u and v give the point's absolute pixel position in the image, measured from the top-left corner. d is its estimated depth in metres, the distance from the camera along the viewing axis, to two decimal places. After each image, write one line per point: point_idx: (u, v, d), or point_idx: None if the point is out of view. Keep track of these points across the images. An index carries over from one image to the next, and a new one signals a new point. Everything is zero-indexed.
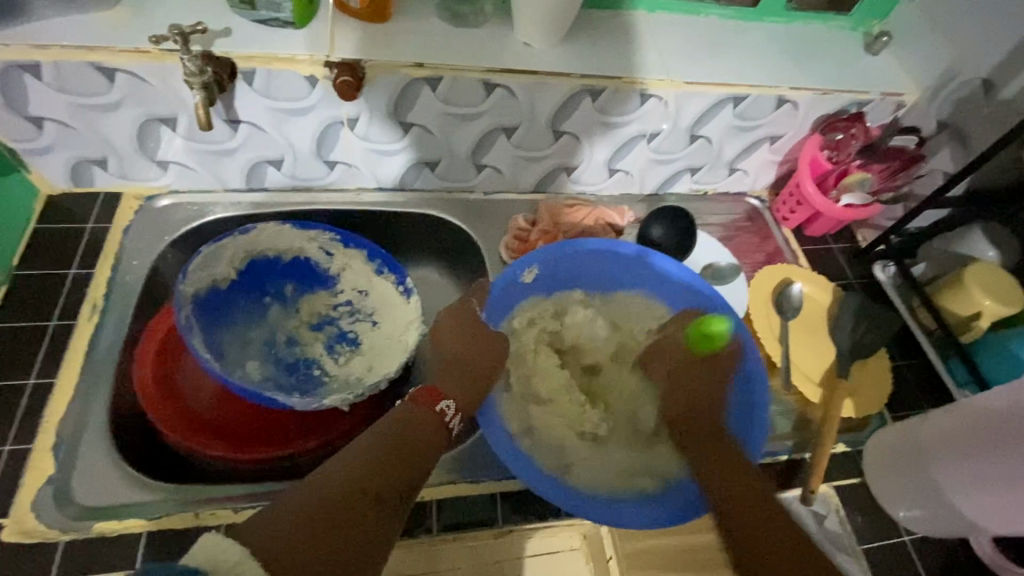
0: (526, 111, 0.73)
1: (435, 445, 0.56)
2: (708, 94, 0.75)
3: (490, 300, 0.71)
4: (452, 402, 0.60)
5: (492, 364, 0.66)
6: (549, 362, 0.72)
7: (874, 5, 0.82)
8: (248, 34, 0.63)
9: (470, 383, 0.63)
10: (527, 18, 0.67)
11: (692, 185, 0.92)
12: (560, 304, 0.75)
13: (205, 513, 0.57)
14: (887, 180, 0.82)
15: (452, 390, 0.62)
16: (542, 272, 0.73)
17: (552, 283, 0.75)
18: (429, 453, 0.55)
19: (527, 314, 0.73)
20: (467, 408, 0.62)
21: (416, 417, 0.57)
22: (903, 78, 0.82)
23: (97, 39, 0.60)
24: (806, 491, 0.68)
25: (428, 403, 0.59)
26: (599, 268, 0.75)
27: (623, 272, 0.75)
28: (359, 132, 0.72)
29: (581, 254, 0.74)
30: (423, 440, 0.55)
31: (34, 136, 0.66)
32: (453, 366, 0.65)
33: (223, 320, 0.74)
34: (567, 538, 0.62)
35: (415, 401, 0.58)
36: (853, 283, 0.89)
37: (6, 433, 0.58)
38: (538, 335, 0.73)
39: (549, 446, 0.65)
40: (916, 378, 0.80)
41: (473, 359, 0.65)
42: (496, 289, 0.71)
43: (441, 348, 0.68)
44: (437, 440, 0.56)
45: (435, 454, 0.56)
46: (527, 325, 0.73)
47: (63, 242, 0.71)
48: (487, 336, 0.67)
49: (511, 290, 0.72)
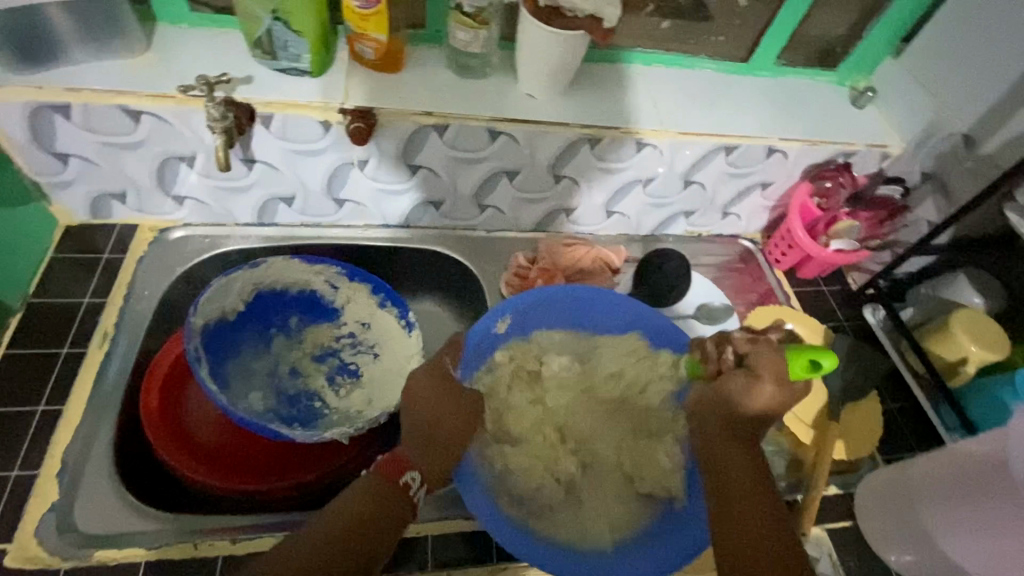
0: (527, 156, 0.76)
1: (402, 517, 0.54)
2: (702, 143, 0.79)
3: (464, 352, 0.70)
4: (417, 474, 0.57)
5: (464, 427, 0.63)
6: (529, 403, 0.70)
7: (859, 62, 0.87)
8: (268, 82, 0.67)
9: (438, 449, 0.60)
10: (531, 73, 0.71)
11: (687, 227, 0.95)
12: (541, 347, 0.74)
13: (203, 545, 0.57)
14: (874, 228, 0.87)
15: (417, 457, 0.59)
16: (513, 321, 0.74)
17: (530, 327, 0.75)
18: (393, 530, 0.53)
19: (503, 358, 0.72)
20: (434, 476, 0.60)
21: (379, 492, 0.54)
22: (888, 130, 0.86)
23: (126, 84, 0.64)
24: (797, 533, 0.69)
25: (394, 476, 0.56)
26: (570, 311, 0.76)
27: (593, 317, 0.76)
28: (368, 173, 0.75)
29: (550, 299, 0.75)
30: (388, 510, 0.53)
31: (58, 171, 0.70)
32: (421, 429, 0.61)
33: (229, 351, 0.76)
34: None
35: (380, 471, 0.56)
36: (845, 325, 0.91)
37: (13, 459, 0.60)
38: (516, 378, 0.71)
39: (519, 495, 0.64)
40: (908, 421, 0.81)
41: (442, 424, 0.62)
42: (469, 340, 0.71)
43: (412, 411, 0.62)
44: (400, 515, 0.54)
45: (400, 529, 0.53)
46: (507, 369, 0.71)
47: (78, 271, 0.74)
48: (458, 396, 0.64)
49: (484, 342, 0.72)
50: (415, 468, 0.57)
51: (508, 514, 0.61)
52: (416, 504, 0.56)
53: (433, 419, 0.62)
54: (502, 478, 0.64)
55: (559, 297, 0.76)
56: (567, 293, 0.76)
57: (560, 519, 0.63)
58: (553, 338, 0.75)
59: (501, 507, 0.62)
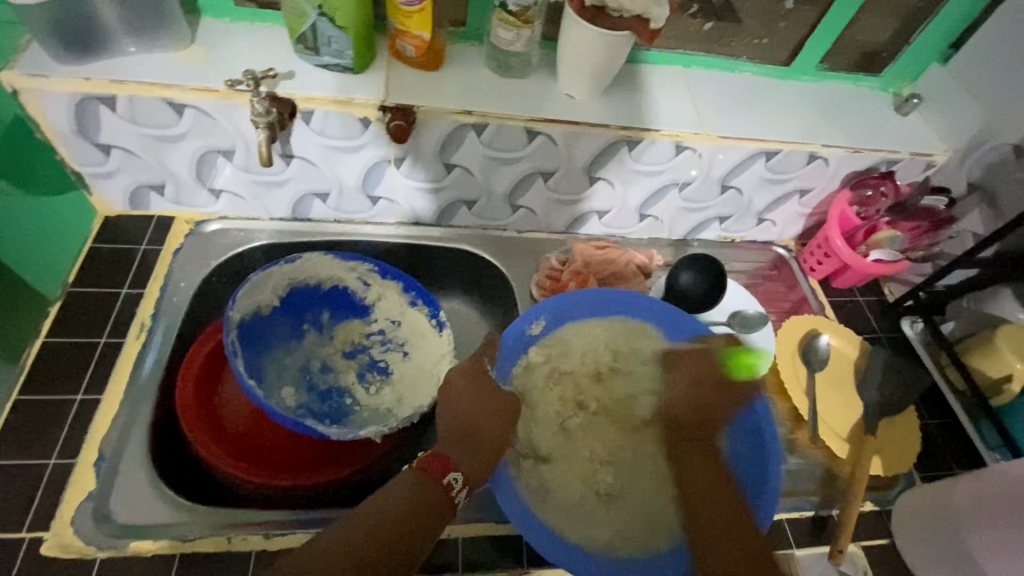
0: (564, 157, 0.75)
1: (442, 518, 0.54)
2: (741, 148, 0.77)
3: (498, 356, 0.70)
4: (460, 474, 0.57)
5: (502, 429, 0.63)
6: (557, 411, 0.70)
7: (904, 68, 0.85)
8: (309, 77, 0.67)
9: (480, 450, 0.60)
10: (572, 72, 0.70)
11: (720, 232, 0.93)
12: (572, 351, 0.74)
13: (236, 538, 0.57)
14: (917, 238, 0.84)
15: (459, 458, 0.59)
16: (549, 323, 0.74)
17: (562, 330, 0.74)
18: (436, 522, 0.53)
19: (536, 360, 0.72)
20: (476, 477, 0.59)
21: (423, 489, 0.54)
22: (932, 139, 0.84)
23: (170, 76, 0.64)
24: (833, 550, 0.67)
25: (436, 475, 0.56)
26: (603, 316, 0.76)
27: (630, 318, 0.75)
28: (403, 171, 0.75)
29: (583, 302, 0.75)
30: (432, 507, 0.54)
31: (101, 162, 0.70)
32: (459, 433, 0.61)
33: (263, 346, 0.76)
34: None
35: (421, 466, 0.57)
36: (881, 336, 0.89)
37: (52, 447, 0.60)
38: (546, 383, 0.72)
39: (562, 504, 0.63)
40: (946, 439, 0.79)
41: (479, 427, 0.62)
42: (505, 342, 0.71)
43: (450, 413, 0.63)
44: (442, 509, 0.54)
45: (442, 522, 0.54)
46: (538, 372, 0.72)
47: (117, 261, 0.74)
48: (495, 398, 0.65)
49: (519, 343, 0.72)
50: (458, 469, 0.57)
51: (537, 520, 0.60)
52: (458, 502, 0.56)
53: (471, 421, 0.62)
54: (530, 484, 0.64)
55: (597, 299, 0.75)
56: (604, 296, 0.75)
57: (605, 529, 0.62)
58: (585, 337, 0.75)
59: (531, 511, 0.61)
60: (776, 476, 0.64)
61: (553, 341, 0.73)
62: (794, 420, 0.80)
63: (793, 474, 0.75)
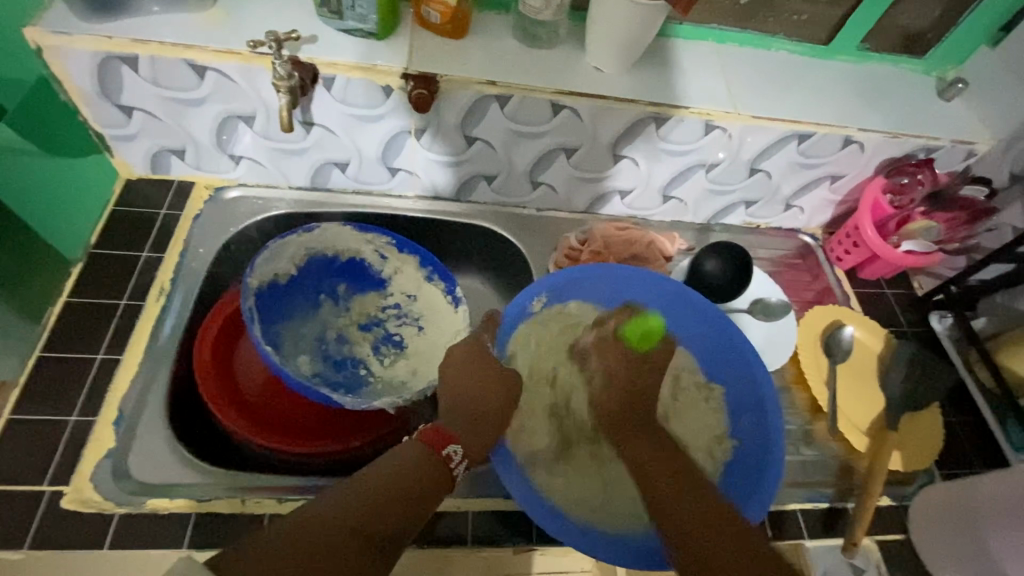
0: (588, 133, 0.73)
1: (443, 489, 0.55)
2: (772, 130, 0.74)
3: (498, 333, 0.69)
4: (459, 447, 0.58)
5: (503, 405, 0.63)
6: (558, 390, 0.70)
7: (949, 50, 0.81)
8: (332, 42, 0.66)
9: (479, 427, 0.60)
10: (600, 43, 0.68)
11: (745, 218, 0.91)
12: (579, 330, 0.73)
13: (250, 502, 0.58)
14: (953, 230, 0.81)
15: (460, 432, 0.59)
16: (549, 299, 0.72)
17: (564, 307, 0.73)
18: (435, 493, 0.54)
19: (541, 334, 0.72)
20: (476, 454, 0.59)
21: (422, 460, 0.55)
22: (976, 125, 0.80)
23: (192, 37, 0.63)
24: (847, 542, 0.66)
25: (436, 447, 0.57)
26: (604, 292, 0.74)
27: (632, 290, 0.74)
28: (423, 142, 0.74)
29: (584, 278, 0.73)
30: (430, 480, 0.54)
31: (123, 124, 0.70)
32: (462, 409, 0.61)
33: (281, 315, 0.77)
34: (581, 559, 0.60)
35: (424, 439, 0.57)
36: (907, 330, 0.86)
37: (73, 405, 0.61)
38: (550, 360, 0.72)
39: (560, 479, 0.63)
40: (968, 437, 0.77)
41: (482, 406, 0.62)
42: (506, 320, 0.70)
43: (451, 387, 0.63)
44: (441, 480, 0.55)
45: (443, 493, 0.55)
46: (543, 346, 0.72)
47: (138, 225, 0.75)
48: (497, 373, 0.64)
49: (520, 320, 0.71)
50: (458, 442, 0.58)
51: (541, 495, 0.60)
52: (458, 476, 0.57)
53: (473, 398, 0.62)
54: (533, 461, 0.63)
55: (597, 274, 0.74)
56: (608, 271, 0.74)
57: (603, 509, 0.62)
58: (584, 312, 0.74)
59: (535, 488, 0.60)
60: (779, 449, 0.64)
61: (554, 321, 0.73)
62: (813, 411, 0.78)
63: (806, 464, 0.74)
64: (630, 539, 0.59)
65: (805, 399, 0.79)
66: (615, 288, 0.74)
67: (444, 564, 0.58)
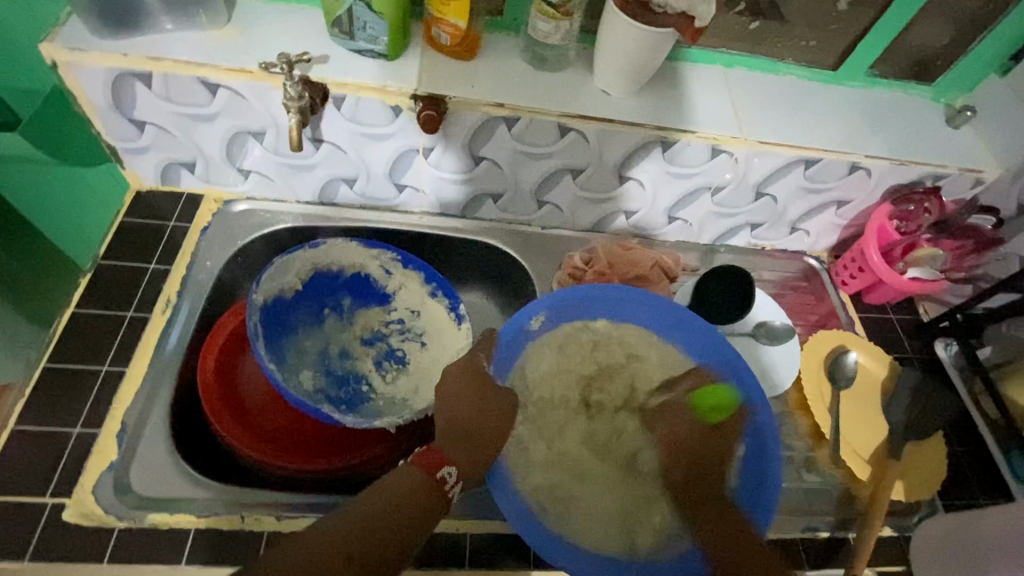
0: (595, 155, 0.74)
1: (438, 510, 0.54)
2: (780, 155, 0.74)
3: (497, 351, 0.69)
4: (453, 469, 0.57)
5: (499, 426, 0.62)
6: (557, 408, 0.69)
7: (958, 78, 0.81)
8: (344, 62, 0.66)
9: (476, 447, 0.60)
10: (609, 67, 0.68)
11: (750, 239, 0.91)
12: (580, 348, 0.73)
13: (249, 518, 0.58)
14: (959, 258, 0.82)
15: (454, 453, 0.58)
16: (548, 318, 0.72)
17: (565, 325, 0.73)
18: (430, 515, 0.53)
19: (541, 350, 0.72)
20: (470, 475, 0.58)
21: (414, 483, 0.54)
22: (983, 154, 0.80)
23: (205, 55, 0.63)
24: (847, 574, 0.65)
25: (431, 469, 0.56)
26: (605, 312, 0.74)
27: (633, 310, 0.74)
28: (431, 160, 0.74)
29: (586, 298, 0.73)
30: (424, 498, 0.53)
31: (135, 137, 0.71)
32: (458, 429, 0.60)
33: (285, 329, 0.77)
34: None
35: (418, 461, 0.56)
36: (911, 356, 0.86)
37: (76, 417, 0.62)
38: (550, 378, 0.71)
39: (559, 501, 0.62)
40: (972, 467, 0.77)
41: (478, 426, 0.61)
42: (503, 337, 0.70)
43: (444, 406, 0.62)
44: (435, 503, 0.54)
45: (437, 515, 0.54)
46: (544, 362, 0.71)
47: (146, 236, 0.75)
48: (495, 392, 0.64)
49: (520, 338, 0.71)
50: (453, 463, 0.57)
51: (537, 518, 0.60)
52: (451, 498, 0.56)
53: (468, 418, 0.61)
54: (530, 484, 0.63)
55: (599, 294, 0.74)
56: (610, 292, 0.73)
57: (600, 533, 0.61)
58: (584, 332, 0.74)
59: (532, 511, 0.60)
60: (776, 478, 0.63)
61: (554, 340, 0.72)
62: (815, 437, 0.78)
63: (808, 491, 0.73)
64: (624, 564, 0.59)
65: (808, 425, 0.78)
66: (616, 309, 0.74)
67: None
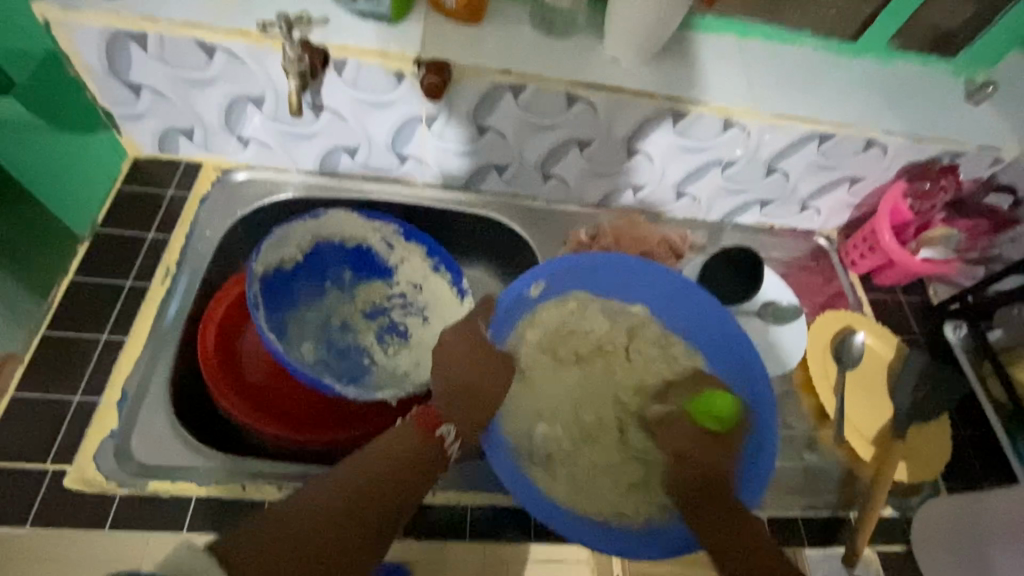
0: (603, 126, 0.72)
1: (434, 471, 0.56)
2: (794, 129, 0.72)
3: (494, 316, 0.67)
4: (451, 427, 0.58)
5: (494, 389, 0.62)
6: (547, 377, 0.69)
7: (981, 53, 0.78)
8: (345, 25, 0.64)
9: (475, 409, 0.60)
10: (619, 33, 0.66)
11: (759, 217, 0.89)
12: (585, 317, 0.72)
13: (251, 487, 0.58)
14: (975, 238, 0.81)
15: (450, 414, 0.59)
16: (547, 286, 0.69)
17: (564, 295, 0.71)
18: (425, 475, 0.55)
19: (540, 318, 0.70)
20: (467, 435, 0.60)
21: (411, 443, 0.56)
22: (1004, 131, 0.77)
23: (203, 15, 0.61)
24: (849, 552, 0.66)
25: (429, 428, 0.58)
26: (606, 281, 0.72)
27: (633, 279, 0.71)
28: (434, 130, 0.72)
29: (588, 266, 0.70)
30: (413, 467, 0.54)
31: (131, 103, 0.69)
32: (454, 390, 0.60)
33: (285, 300, 0.76)
34: (575, 550, 0.61)
35: (416, 421, 0.58)
36: (920, 338, 0.85)
37: (77, 384, 0.61)
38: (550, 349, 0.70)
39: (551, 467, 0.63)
40: (977, 450, 0.76)
41: (477, 386, 0.61)
42: (502, 304, 0.67)
43: (440, 370, 0.61)
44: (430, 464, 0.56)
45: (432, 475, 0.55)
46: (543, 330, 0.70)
47: (144, 205, 0.74)
48: (491, 358, 0.64)
49: (516, 307, 0.68)
50: (450, 421, 0.59)
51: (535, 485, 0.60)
52: (450, 455, 0.58)
53: (467, 383, 0.61)
54: (526, 455, 0.63)
55: (600, 262, 0.71)
56: (610, 259, 0.70)
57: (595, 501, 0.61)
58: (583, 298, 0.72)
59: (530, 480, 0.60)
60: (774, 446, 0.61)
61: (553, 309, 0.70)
62: (819, 417, 0.77)
63: (810, 471, 0.73)
64: (622, 529, 0.59)
65: (812, 405, 0.78)
66: (616, 277, 0.71)
67: (442, 556, 0.59)
